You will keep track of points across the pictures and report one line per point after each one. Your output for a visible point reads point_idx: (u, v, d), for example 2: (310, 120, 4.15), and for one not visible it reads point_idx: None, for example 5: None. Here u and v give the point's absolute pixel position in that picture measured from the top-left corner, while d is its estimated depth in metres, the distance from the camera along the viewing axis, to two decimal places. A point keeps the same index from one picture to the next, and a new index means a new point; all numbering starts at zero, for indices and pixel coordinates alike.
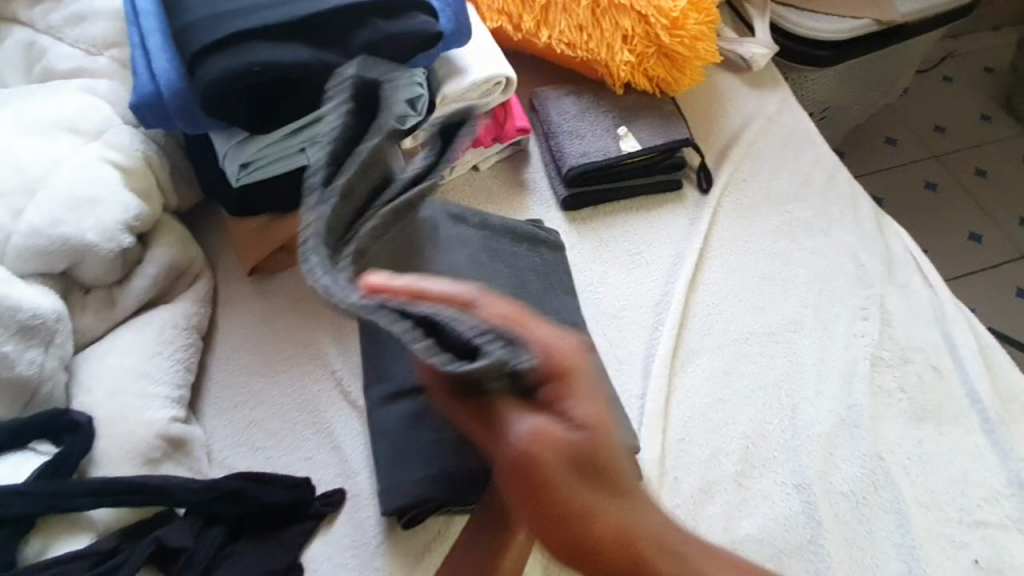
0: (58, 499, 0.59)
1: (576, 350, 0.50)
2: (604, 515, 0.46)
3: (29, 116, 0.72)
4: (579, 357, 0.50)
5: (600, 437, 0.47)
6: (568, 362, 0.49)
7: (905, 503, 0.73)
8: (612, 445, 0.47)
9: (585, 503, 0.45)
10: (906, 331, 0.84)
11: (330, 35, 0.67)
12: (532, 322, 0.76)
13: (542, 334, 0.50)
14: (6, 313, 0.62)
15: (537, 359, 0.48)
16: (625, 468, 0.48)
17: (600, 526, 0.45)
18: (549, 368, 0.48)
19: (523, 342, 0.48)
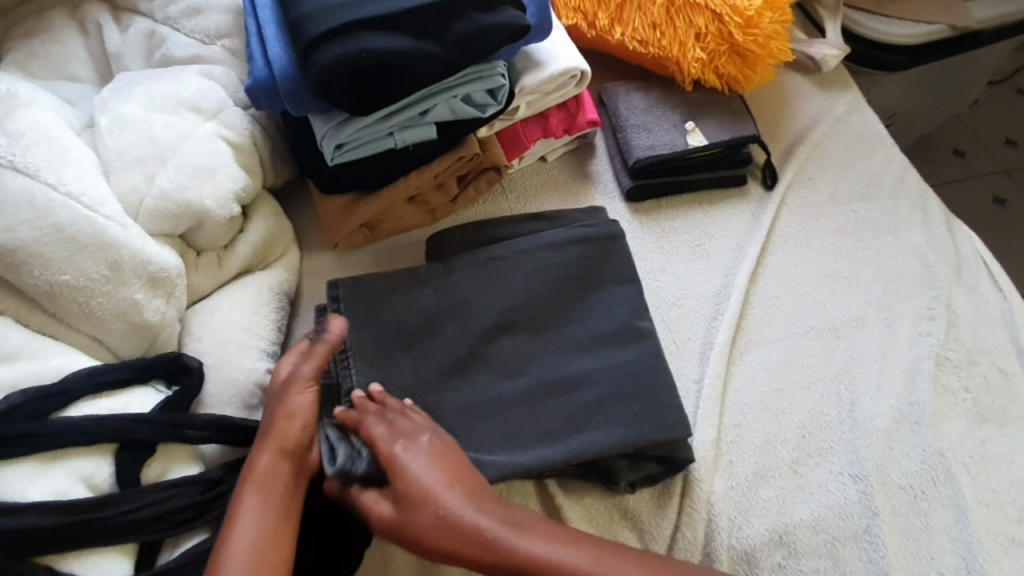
0: (180, 429, 0.66)
1: (432, 437, 0.65)
2: (440, 522, 0.59)
3: (158, 94, 0.80)
4: (424, 441, 0.64)
5: (436, 483, 0.61)
6: (419, 443, 0.64)
7: (966, 499, 0.73)
8: (454, 487, 0.61)
9: (414, 530, 0.59)
10: (974, 334, 0.83)
11: (430, 27, 0.74)
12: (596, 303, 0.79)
13: (383, 430, 0.65)
14: (142, 265, 0.70)
15: (392, 452, 0.63)
16: (458, 494, 0.61)
17: (451, 530, 0.59)
18: (401, 450, 0.63)
19: (391, 433, 0.65)
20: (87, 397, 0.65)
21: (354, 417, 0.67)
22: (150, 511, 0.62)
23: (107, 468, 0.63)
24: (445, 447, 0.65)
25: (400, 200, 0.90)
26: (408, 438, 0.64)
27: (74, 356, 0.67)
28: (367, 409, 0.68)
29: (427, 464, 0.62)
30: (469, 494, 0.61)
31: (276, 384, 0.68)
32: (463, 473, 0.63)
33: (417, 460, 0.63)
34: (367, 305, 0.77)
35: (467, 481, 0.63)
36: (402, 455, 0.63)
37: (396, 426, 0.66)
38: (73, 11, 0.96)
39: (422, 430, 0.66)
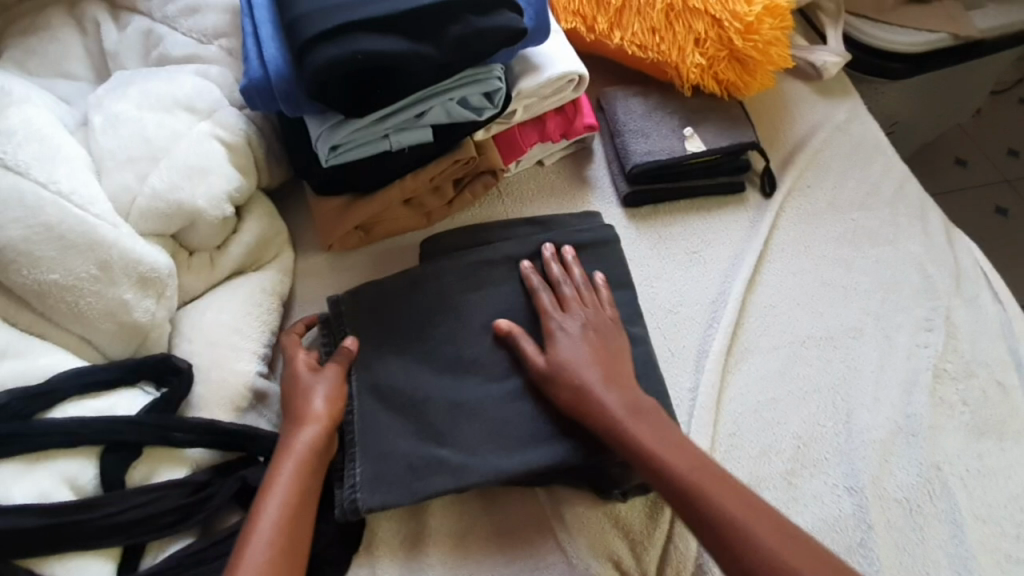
0: (167, 431, 0.65)
1: (604, 317, 0.76)
2: (574, 388, 0.69)
3: (154, 93, 0.80)
4: (592, 309, 0.76)
5: (592, 357, 0.71)
6: (585, 325, 0.74)
7: (962, 514, 0.72)
8: (597, 366, 0.71)
9: (559, 367, 0.70)
10: (972, 346, 0.82)
11: (426, 29, 0.73)
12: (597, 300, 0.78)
13: (570, 295, 0.77)
14: (132, 265, 0.70)
15: (554, 321, 0.74)
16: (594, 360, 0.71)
17: (579, 394, 0.69)
18: (560, 315, 0.75)
19: (565, 310, 0.76)
20: (73, 398, 0.65)
21: (539, 278, 0.79)
22: (133, 515, 0.61)
23: (90, 470, 0.63)
24: (616, 331, 0.75)
25: (395, 203, 0.90)
26: (571, 306, 0.76)
27: (62, 356, 0.67)
28: (553, 271, 0.79)
29: (582, 341, 0.73)
30: (615, 367, 0.71)
31: (302, 379, 0.71)
32: (615, 354, 0.73)
33: (573, 325, 0.74)
34: (366, 313, 0.78)
35: (618, 359, 0.73)
36: (560, 320, 0.75)
37: (576, 293, 0.77)
38: (71, 9, 0.96)
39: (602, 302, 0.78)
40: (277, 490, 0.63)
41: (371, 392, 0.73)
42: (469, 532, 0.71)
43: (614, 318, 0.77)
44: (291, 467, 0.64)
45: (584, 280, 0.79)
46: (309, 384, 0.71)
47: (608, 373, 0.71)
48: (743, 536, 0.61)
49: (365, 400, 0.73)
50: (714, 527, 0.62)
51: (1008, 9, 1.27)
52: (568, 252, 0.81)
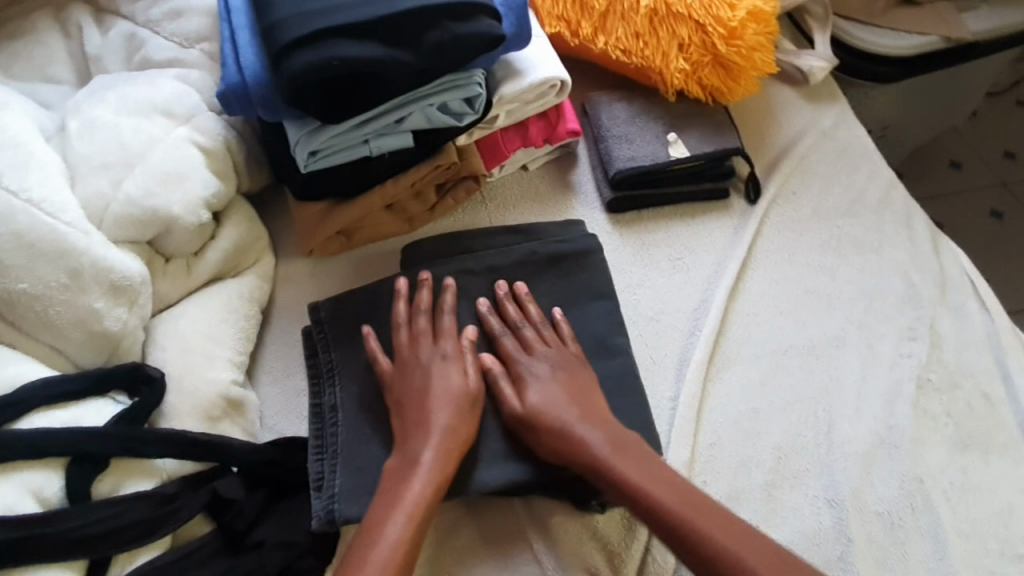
0: (136, 441, 0.65)
1: (569, 351, 0.75)
2: (557, 431, 0.68)
3: (131, 99, 0.79)
4: (557, 348, 0.75)
5: (565, 396, 0.70)
6: (552, 365, 0.73)
7: (944, 528, 0.71)
8: (574, 403, 0.70)
9: (535, 412, 0.69)
10: (957, 356, 0.82)
11: (403, 35, 0.72)
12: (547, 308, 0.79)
13: (534, 338, 0.75)
14: (104, 273, 0.69)
15: (523, 365, 0.73)
16: (570, 396, 0.70)
17: (561, 436, 0.68)
18: (526, 358, 0.74)
19: (528, 355, 0.74)
20: (41, 408, 0.64)
21: (499, 319, 0.77)
22: (101, 527, 0.61)
23: (57, 482, 0.62)
24: (584, 367, 0.74)
25: (376, 209, 0.89)
26: (537, 348, 0.74)
27: (31, 365, 0.66)
28: (512, 314, 0.77)
29: (552, 381, 0.72)
30: (592, 405, 0.71)
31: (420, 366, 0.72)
32: (589, 392, 0.72)
33: (540, 367, 0.73)
34: (352, 324, 0.78)
35: (593, 395, 0.72)
36: (528, 362, 0.73)
37: (540, 333, 0.76)
38: (53, 12, 0.95)
39: (565, 340, 0.76)
40: (407, 501, 0.64)
41: (356, 403, 0.74)
42: (445, 544, 0.70)
43: (579, 354, 0.75)
44: (428, 470, 0.65)
45: (542, 319, 0.77)
46: (424, 379, 0.71)
47: (589, 411, 0.70)
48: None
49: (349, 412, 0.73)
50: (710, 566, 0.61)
51: (1002, 12, 1.26)
52: (521, 287, 0.79)
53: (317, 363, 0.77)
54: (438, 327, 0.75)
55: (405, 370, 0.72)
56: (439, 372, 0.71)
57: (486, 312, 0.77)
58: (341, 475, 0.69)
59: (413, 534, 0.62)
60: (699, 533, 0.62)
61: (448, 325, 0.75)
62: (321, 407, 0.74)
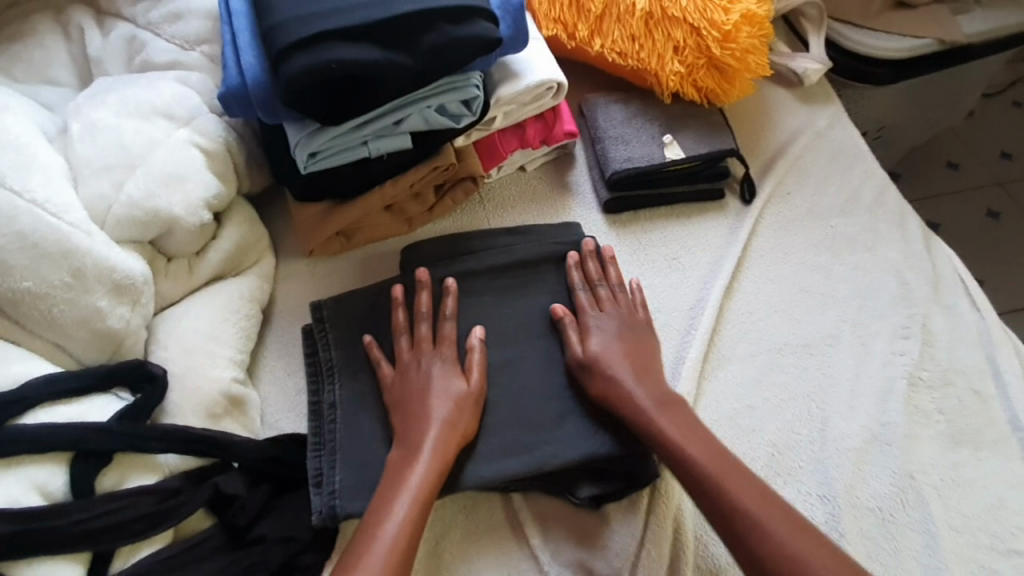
0: (138, 439, 0.66)
1: (638, 317, 0.80)
2: (608, 381, 0.72)
3: (132, 101, 0.80)
4: (629, 311, 0.80)
5: (625, 354, 0.75)
6: (625, 322, 0.78)
7: (936, 523, 0.72)
8: (629, 361, 0.74)
9: (594, 358, 0.74)
10: (949, 354, 0.82)
11: (401, 38, 0.73)
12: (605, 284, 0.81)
13: (609, 296, 0.80)
14: (107, 272, 0.70)
15: (591, 320, 0.78)
16: (631, 359, 0.74)
17: (611, 386, 0.72)
18: (596, 313, 0.78)
19: (603, 309, 0.79)
20: (45, 405, 0.65)
21: (580, 275, 0.82)
22: (105, 521, 0.62)
23: (61, 477, 0.63)
24: (648, 331, 0.79)
25: (375, 210, 0.90)
26: (607, 308, 0.79)
27: (35, 363, 0.67)
28: (590, 269, 0.82)
29: (615, 337, 0.76)
30: (650, 366, 0.75)
31: (420, 366, 0.74)
32: (650, 354, 0.76)
33: (607, 324, 0.77)
34: (353, 324, 0.79)
35: (652, 355, 0.76)
36: (596, 317, 0.78)
37: (615, 294, 0.81)
38: (56, 16, 0.96)
39: (637, 304, 0.81)
40: (408, 489, 0.65)
41: (356, 402, 0.75)
42: (442, 539, 0.71)
43: (647, 320, 0.80)
44: (429, 459, 0.67)
45: (619, 283, 0.82)
46: (424, 381, 0.72)
47: (644, 370, 0.74)
48: (770, 541, 0.62)
49: (348, 411, 0.74)
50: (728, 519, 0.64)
51: (995, 14, 1.27)
52: (605, 249, 0.84)
53: (317, 362, 0.78)
54: (439, 333, 0.76)
55: (405, 375, 0.73)
56: (440, 373, 0.73)
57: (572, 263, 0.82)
58: (340, 473, 0.70)
59: (414, 521, 0.63)
60: (722, 491, 0.65)
61: (449, 329, 0.76)
62: (320, 405, 0.75)
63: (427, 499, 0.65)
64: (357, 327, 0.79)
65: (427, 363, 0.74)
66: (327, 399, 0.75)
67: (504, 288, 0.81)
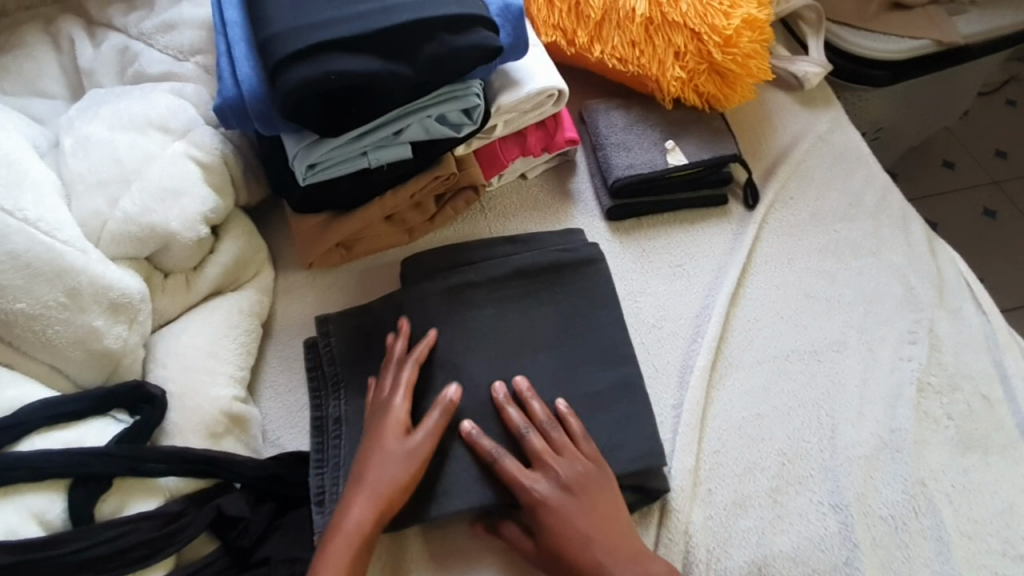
0: (138, 461, 0.64)
1: (587, 460, 0.68)
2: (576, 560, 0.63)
3: (126, 114, 0.78)
4: (574, 456, 0.68)
5: (588, 526, 0.65)
6: (570, 477, 0.67)
7: (948, 531, 0.72)
8: (596, 531, 0.65)
9: (550, 542, 0.64)
10: (956, 358, 0.82)
11: (400, 48, 0.72)
12: (542, 421, 0.70)
13: (544, 450, 0.68)
14: (102, 291, 0.69)
15: (535, 490, 0.66)
16: (594, 521, 0.65)
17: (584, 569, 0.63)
18: (536, 479, 0.67)
19: (540, 472, 0.67)
20: (40, 430, 0.64)
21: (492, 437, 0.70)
22: (104, 549, 0.60)
23: (59, 504, 0.61)
24: (603, 475, 0.68)
25: (375, 220, 0.89)
26: (555, 459, 0.68)
27: (29, 386, 0.66)
28: (514, 420, 0.70)
29: (570, 503, 0.66)
30: (613, 531, 0.65)
31: (372, 430, 0.69)
32: (610, 511, 0.66)
33: (551, 490, 0.66)
34: (354, 337, 0.78)
35: (611, 509, 0.67)
36: (538, 483, 0.67)
37: (557, 434, 0.69)
38: (47, 26, 0.95)
39: (576, 439, 0.70)
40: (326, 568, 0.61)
41: (361, 416, 0.73)
42: (451, 552, 0.70)
43: (592, 456, 0.69)
44: (349, 539, 0.63)
45: (549, 417, 0.71)
46: (370, 446, 0.68)
47: (607, 535, 0.65)
48: None
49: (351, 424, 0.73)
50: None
51: (990, 15, 1.28)
52: (522, 385, 0.72)
53: (323, 376, 0.77)
54: (394, 391, 0.71)
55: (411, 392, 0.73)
56: (385, 430, 0.68)
57: (479, 436, 0.69)
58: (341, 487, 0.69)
59: None
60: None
61: (404, 378, 0.72)
62: (325, 419, 0.74)
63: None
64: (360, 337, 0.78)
65: (377, 427, 0.69)
66: (332, 413, 0.74)
67: (507, 298, 0.80)
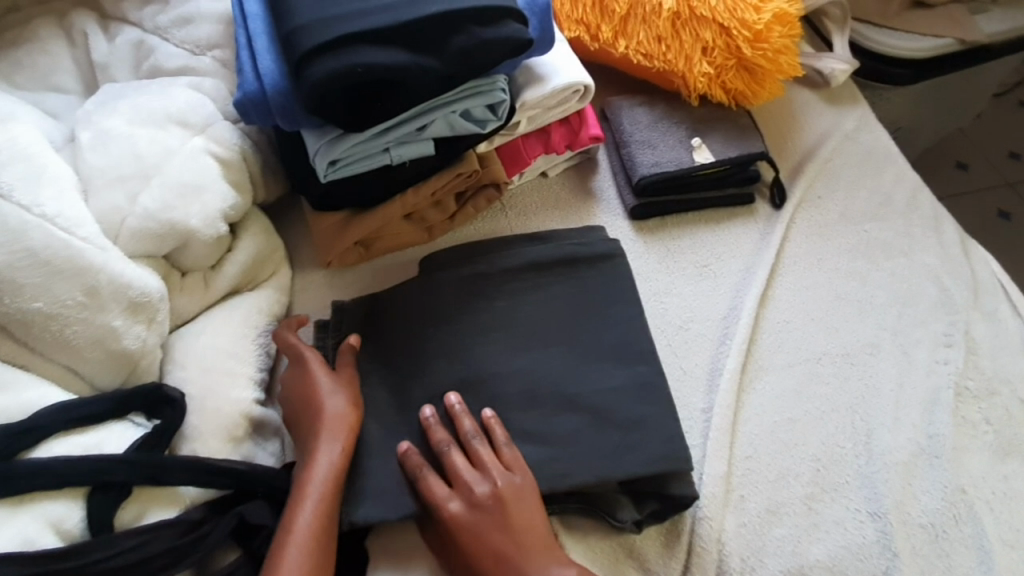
0: (158, 468, 0.62)
1: (507, 474, 0.65)
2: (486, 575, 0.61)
3: (144, 109, 0.77)
4: (493, 467, 0.65)
5: (502, 542, 0.61)
6: (484, 492, 0.64)
7: (989, 539, 0.70)
8: (516, 547, 0.61)
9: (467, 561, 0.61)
10: (993, 362, 0.80)
11: (428, 41, 0.70)
12: (465, 435, 0.67)
13: (465, 467, 0.65)
14: (122, 290, 0.67)
15: (447, 508, 0.63)
16: (513, 538, 0.61)
17: None
18: (452, 497, 0.64)
19: (455, 490, 0.64)
20: (59, 434, 0.62)
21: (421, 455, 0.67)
22: (125, 557, 0.58)
23: (79, 511, 0.60)
24: (523, 482, 0.65)
25: (395, 218, 0.86)
26: (476, 470, 0.65)
27: (46, 388, 0.64)
28: (436, 437, 0.67)
29: (484, 520, 0.62)
30: (533, 547, 0.61)
31: (301, 386, 0.71)
32: (527, 520, 0.63)
33: (463, 507, 0.63)
34: (372, 337, 0.76)
35: (531, 520, 0.63)
36: (451, 500, 0.64)
37: (484, 446, 0.66)
38: (60, 20, 0.93)
39: (500, 448, 0.67)
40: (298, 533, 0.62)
41: (384, 418, 0.71)
42: None
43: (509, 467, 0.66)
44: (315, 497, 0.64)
45: (474, 431, 0.68)
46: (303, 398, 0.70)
47: (520, 546, 0.61)
48: None
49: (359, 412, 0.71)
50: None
51: (1013, 14, 1.26)
52: (452, 400, 0.69)
53: None
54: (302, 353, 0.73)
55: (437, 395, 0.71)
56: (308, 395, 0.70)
57: (407, 453, 0.66)
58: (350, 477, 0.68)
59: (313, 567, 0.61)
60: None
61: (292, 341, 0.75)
62: None
63: (322, 532, 0.63)
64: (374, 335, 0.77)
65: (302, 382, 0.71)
66: None
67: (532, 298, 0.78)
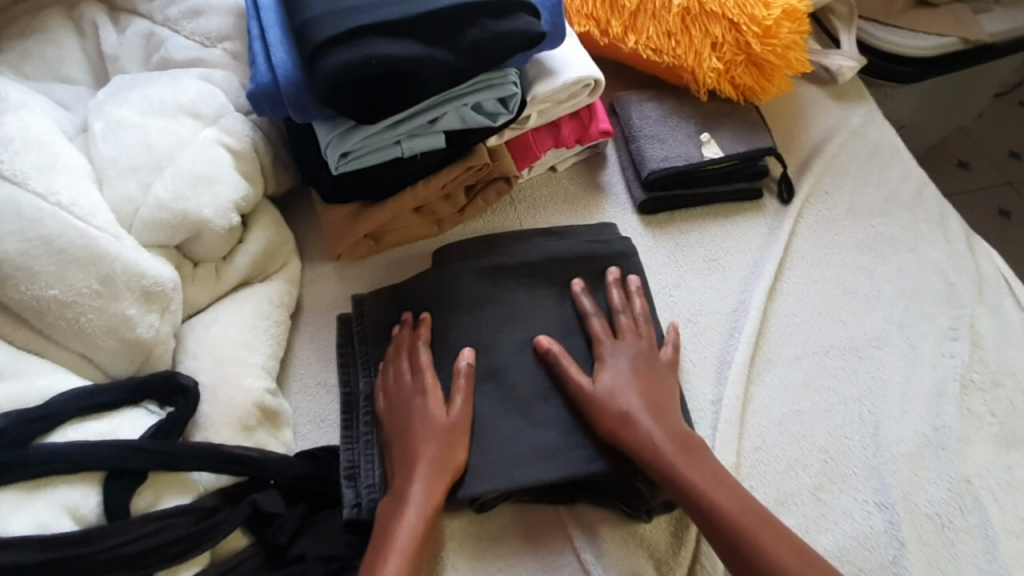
0: (172, 456, 0.62)
1: (652, 348, 0.73)
2: (618, 414, 0.67)
3: (156, 99, 0.77)
4: (647, 339, 0.74)
5: (642, 393, 0.69)
6: (642, 352, 0.72)
7: (995, 529, 0.70)
8: (643, 397, 0.68)
9: (609, 394, 0.68)
10: (999, 356, 0.81)
11: (441, 34, 0.71)
12: (621, 306, 0.76)
13: (627, 329, 0.74)
14: (135, 279, 0.67)
15: (602, 349, 0.72)
16: (656, 403, 0.68)
17: (623, 421, 0.66)
18: (609, 343, 0.73)
19: (617, 345, 0.73)
20: (74, 421, 0.62)
21: (591, 301, 0.77)
22: (140, 544, 0.59)
23: (94, 498, 0.60)
24: (665, 368, 0.73)
25: (406, 211, 0.87)
26: (625, 335, 0.74)
27: (61, 376, 0.64)
28: (586, 305, 0.76)
29: (629, 366, 0.71)
30: (671, 414, 0.68)
31: (407, 413, 0.68)
32: (663, 389, 0.70)
33: (622, 356, 0.71)
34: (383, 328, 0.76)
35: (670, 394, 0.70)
36: (610, 347, 0.72)
37: (634, 323, 0.75)
38: (69, 11, 0.92)
39: (648, 329, 0.75)
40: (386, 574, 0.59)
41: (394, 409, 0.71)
42: (488, 547, 0.68)
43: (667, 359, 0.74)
44: (404, 544, 0.60)
45: (644, 313, 0.76)
46: (406, 427, 0.67)
47: (660, 403, 0.68)
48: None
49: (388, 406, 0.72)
50: (732, 543, 0.61)
51: (1016, 13, 1.27)
52: (636, 281, 0.79)
53: (358, 360, 0.77)
54: (419, 375, 0.70)
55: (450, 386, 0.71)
56: (415, 425, 0.67)
57: (579, 293, 0.77)
58: (377, 467, 0.69)
59: None
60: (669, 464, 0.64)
61: (424, 359, 0.71)
62: (356, 397, 0.74)
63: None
64: (386, 328, 0.77)
65: (409, 413, 0.68)
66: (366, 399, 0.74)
67: (543, 290, 0.78)
